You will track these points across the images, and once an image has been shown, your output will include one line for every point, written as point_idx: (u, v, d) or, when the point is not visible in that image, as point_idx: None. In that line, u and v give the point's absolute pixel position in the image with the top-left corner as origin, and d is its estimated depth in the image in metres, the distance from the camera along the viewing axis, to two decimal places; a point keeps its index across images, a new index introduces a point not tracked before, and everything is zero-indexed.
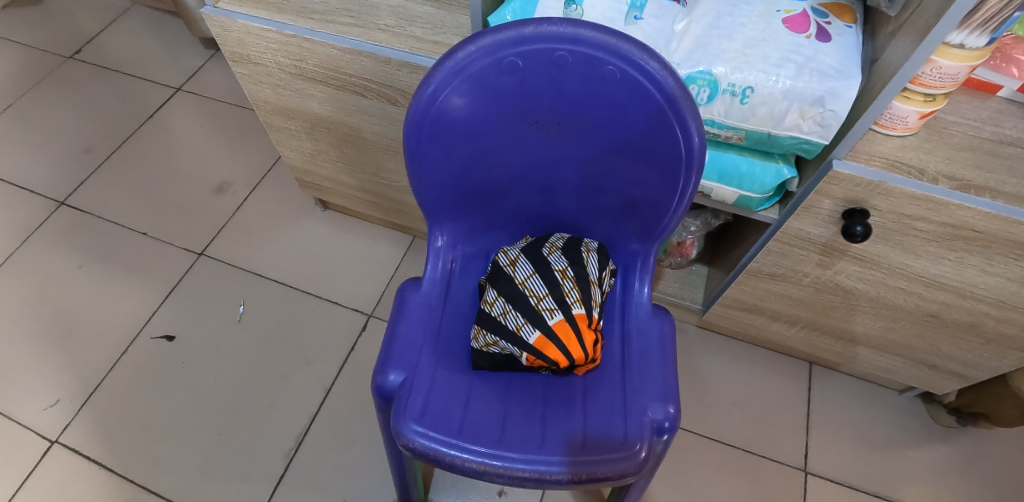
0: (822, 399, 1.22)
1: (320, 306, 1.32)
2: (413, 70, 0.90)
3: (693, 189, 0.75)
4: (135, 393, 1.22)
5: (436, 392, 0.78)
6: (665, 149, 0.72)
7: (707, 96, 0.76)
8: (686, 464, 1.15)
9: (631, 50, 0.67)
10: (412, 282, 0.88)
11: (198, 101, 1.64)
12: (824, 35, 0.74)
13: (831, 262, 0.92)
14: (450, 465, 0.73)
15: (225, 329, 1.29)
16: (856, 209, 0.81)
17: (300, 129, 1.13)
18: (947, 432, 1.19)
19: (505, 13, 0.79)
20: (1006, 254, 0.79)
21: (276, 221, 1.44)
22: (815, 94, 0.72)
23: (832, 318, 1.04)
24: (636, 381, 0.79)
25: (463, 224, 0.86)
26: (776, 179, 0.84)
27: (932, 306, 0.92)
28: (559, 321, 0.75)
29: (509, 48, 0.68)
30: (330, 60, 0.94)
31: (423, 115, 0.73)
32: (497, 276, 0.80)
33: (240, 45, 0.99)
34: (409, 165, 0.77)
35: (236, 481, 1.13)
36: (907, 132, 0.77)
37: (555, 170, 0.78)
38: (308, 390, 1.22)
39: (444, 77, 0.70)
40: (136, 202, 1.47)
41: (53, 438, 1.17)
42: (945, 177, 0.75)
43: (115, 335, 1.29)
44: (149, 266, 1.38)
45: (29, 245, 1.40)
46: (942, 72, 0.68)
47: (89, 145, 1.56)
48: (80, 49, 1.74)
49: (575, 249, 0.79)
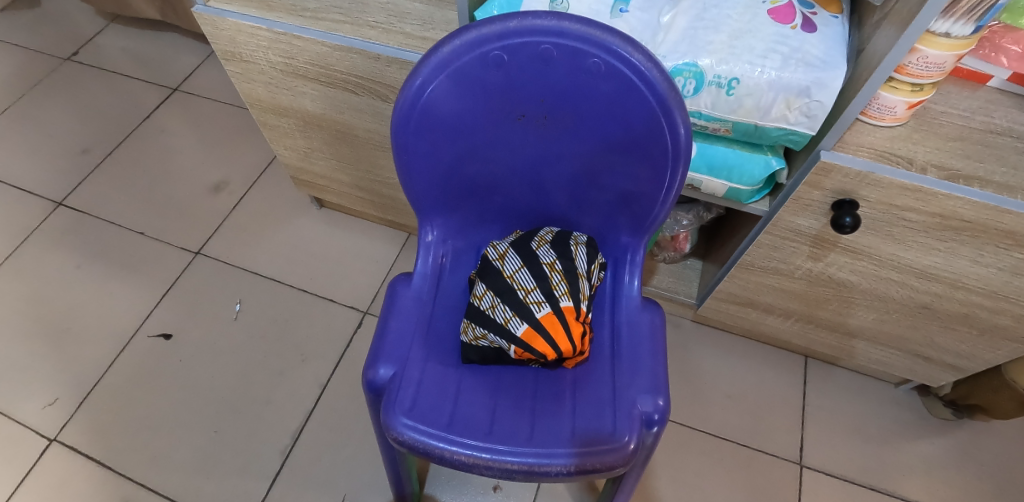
0: (818, 392, 1.22)
1: (316, 304, 1.32)
2: (402, 66, 0.90)
3: (681, 181, 0.75)
4: (132, 391, 1.23)
5: (426, 385, 0.78)
6: (652, 142, 0.72)
7: (693, 88, 0.76)
8: (681, 458, 1.15)
9: (616, 42, 0.67)
10: (403, 277, 0.88)
11: (194, 102, 1.65)
12: (809, 26, 0.74)
13: (822, 254, 0.92)
14: (440, 458, 0.73)
15: (222, 327, 1.30)
16: (846, 200, 0.81)
17: (293, 127, 1.14)
18: (943, 424, 1.18)
19: (491, 8, 0.80)
20: (996, 243, 0.79)
21: (272, 219, 1.44)
22: (801, 84, 0.72)
23: (826, 311, 1.04)
24: (625, 374, 0.79)
25: (453, 219, 0.87)
26: (765, 170, 0.84)
27: (924, 297, 0.92)
28: (547, 313, 0.75)
29: (494, 42, 0.69)
30: (320, 57, 0.94)
31: (410, 110, 0.73)
32: (487, 270, 0.80)
33: (232, 43, 1.00)
34: (398, 160, 0.77)
35: (233, 478, 1.14)
36: (896, 122, 0.76)
37: (543, 163, 0.78)
38: (304, 388, 1.22)
39: (430, 71, 0.71)
40: (133, 201, 1.48)
41: (52, 436, 1.17)
42: (933, 166, 0.75)
43: (112, 334, 1.29)
44: (146, 265, 1.38)
45: (27, 245, 1.41)
46: (929, 61, 0.67)
47: (86, 146, 1.57)
48: (77, 51, 1.75)
49: (564, 243, 0.80)
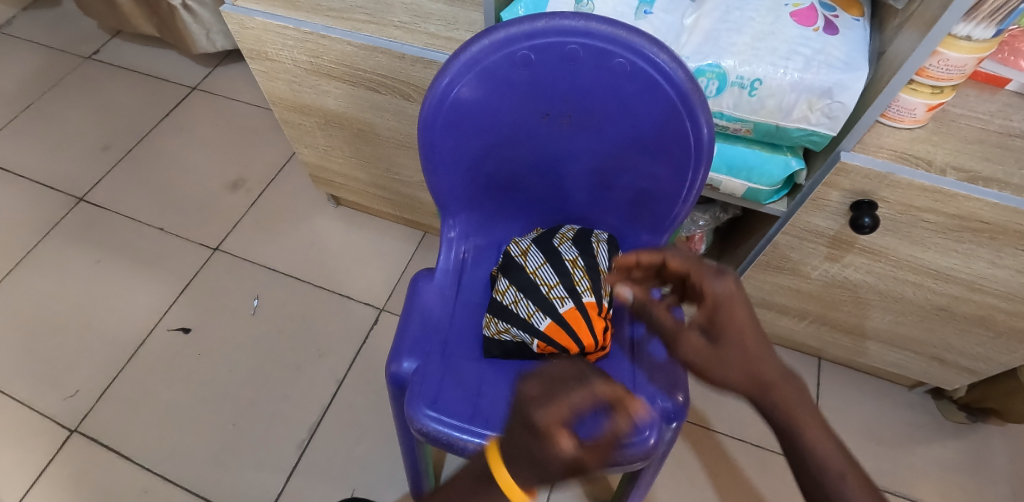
0: (831, 394, 1.22)
1: (333, 300, 1.34)
2: (427, 66, 0.91)
3: (703, 181, 0.76)
4: (151, 384, 1.24)
5: (449, 379, 0.79)
6: (675, 142, 0.73)
7: (716, 88, 0.78)
8: (694, 456, 1.16)
9: (642, 43, 0.69)
10: (425, 272, 0.89)
11: (214, 100, 1.67)
12: (831, 28, 0.75)
13: (840, 255, 0.93)
14: (463, 450, 0.75)
15: (240, 322, 1.31)
16: (864, 201, 0.82)
17: (315, 125, 1.15)
18: (957, 428, 1.19)
19: (518, 8, 0.81)
20: (1014, 245, 0.79)
21: (289, 217, 1.46)
22: (823, 85, 0.73)
23: (840, 312, 1.05)
24: (646, 369, 0.80)
25: (474, 215, 0.88)
26: (784, 170, 0.85)
27: (941, 299, 0.92)
28: (570, 308, 0.75)
29: (522, 42, 0.70)
30: (345, 56, 0.96)
31: (437, 108, 0.74)
32: (509, 265, 0.81)
33: (259, 42, 1.01)
34: (423, 157, 0.79)
35: (250, 470, 1.15)
36: (916, 124, 0.77)
37: (565, 162, 0.79)
38: (321, 382, 1.24)
39: (458, 71, 0.72)
40: (151, 198, 1.50)
41: (73, 427, 1.19)
42: (953, 168, 0.76)
43: (132, 327, 1.31)
44: (165, 259, 1.40)
45: (48, 239, 1.43)
46: (950, 63, 0.68)
47: (107, 143, 1.59)
48: (98, 50, 1.77)
49: (585, 240, 0.81)
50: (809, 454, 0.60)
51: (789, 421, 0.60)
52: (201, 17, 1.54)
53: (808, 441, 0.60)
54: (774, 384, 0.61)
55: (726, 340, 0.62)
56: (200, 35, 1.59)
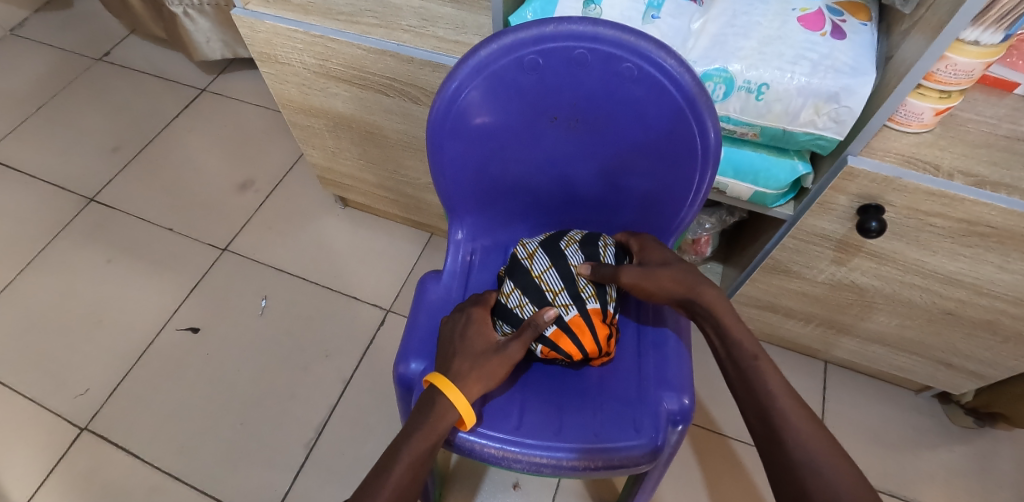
0: (837, 397, 1.22)
1: (340, 301, 1.34)
2: (435, 69, 0.92)
3: (709, 184, 0.76)
4: (159, 383, 1.26)
5: None
6: (681, 146, 0.74)
7: (723, 92, 0.78)
8: (700, 458, 1.16)
9: (649, 47, 0.69)
10: (433, 273, 0.90)
11: (223, 102, 1.69)
12: (838, 33, 0.76)
13: (846, 258, 0.93)
14: (470, 451, 0.76)
15: (248, 322, 1.32)
16: (872, 205, 0.82)
17: (323, 128, 1.16)
18: (964, 433, 1.18)
19: (525, 13, 0.82)
20: (1021, 250, 0.79)
21: (296, 218, 1.47)
22: (829, 90, 0.73)
23: (846, 315, 1.05)
24: (652, 371, 0.80)
25: (482, 218, 0.88)
26: (791, 175, 0.85)
27: (948, 303, 0.92)
28: (574, 316, 0.76)
29: (530, 46, 0.71)
30: (354, 59, 0.97)
31: (446, 112, 0.75)
32: (515, 267, 0.81)
33: (269, 45, 1.02)
34: (431, 160, 0.79)
35: (258, 469, 1.16)
36: (923, 128, 0.77)
37: (572, 166, 0.79)
38: (328, 382, 1.25)
39: (466, 75, 0.73)
40: (160, 199, 1.51)
41: (83, 425, 1.20)
42: (961, 173, 0.76)
43: (141, 327, 1.32)
44: (174, 260, 1.41)
45: (59, 239, 1.45)
46: (958, 68, 0.68)
47: (117, 144, 1.60)
48: (109, 52, 1.79)
49: (593, 244, 0.80)
50: (735, 350, 0.70)
51: (715, 320, 0.72)
52: (203, 24, 1.56)
53: (733, 337, 0.70)
54: (699, 289, 0.74)
55: (652, 264, 0.77)
56: (205, 40, 1.59)
